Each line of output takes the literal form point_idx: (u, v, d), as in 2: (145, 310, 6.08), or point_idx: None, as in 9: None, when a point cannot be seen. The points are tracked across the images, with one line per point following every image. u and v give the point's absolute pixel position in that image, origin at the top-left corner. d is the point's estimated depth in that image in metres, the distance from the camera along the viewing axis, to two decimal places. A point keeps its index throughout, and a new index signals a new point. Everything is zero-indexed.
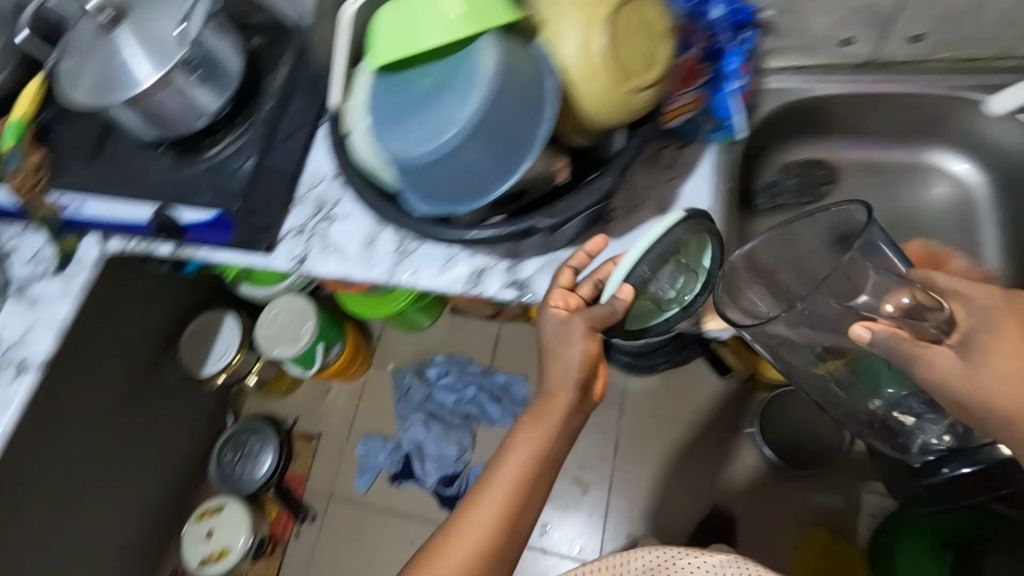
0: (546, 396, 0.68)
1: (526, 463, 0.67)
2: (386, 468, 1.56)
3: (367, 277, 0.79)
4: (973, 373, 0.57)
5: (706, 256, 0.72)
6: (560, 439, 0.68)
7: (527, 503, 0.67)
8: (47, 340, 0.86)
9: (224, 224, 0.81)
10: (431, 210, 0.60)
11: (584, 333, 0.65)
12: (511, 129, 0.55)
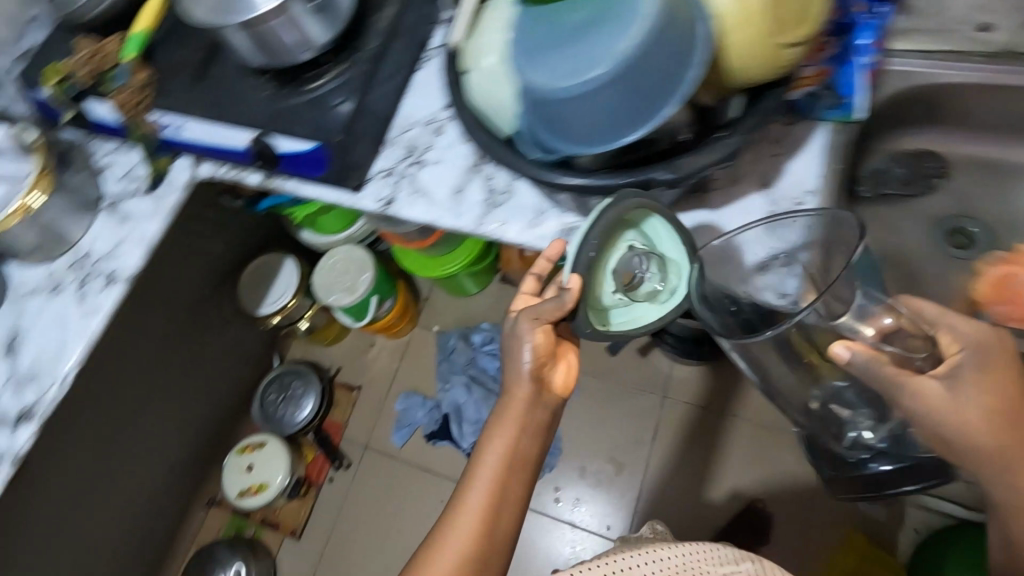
0: (508, 396, 0.70)
1: (497, 468, 0.68)
2: (423, 426, 1.58)
3: (454, 225, 0.79)
4: (955, 404, 0.64)
5: (676, 242, 0.65)
6: (529, 435, 0.70)
7: (508, 507, 0.69)
8: (135, 255, 0.89)
9: (320, 160, 0.82)
10: (556, 146, 0.60)
11: (531, 328, 0.68)
12: (658, 73, 0.55)
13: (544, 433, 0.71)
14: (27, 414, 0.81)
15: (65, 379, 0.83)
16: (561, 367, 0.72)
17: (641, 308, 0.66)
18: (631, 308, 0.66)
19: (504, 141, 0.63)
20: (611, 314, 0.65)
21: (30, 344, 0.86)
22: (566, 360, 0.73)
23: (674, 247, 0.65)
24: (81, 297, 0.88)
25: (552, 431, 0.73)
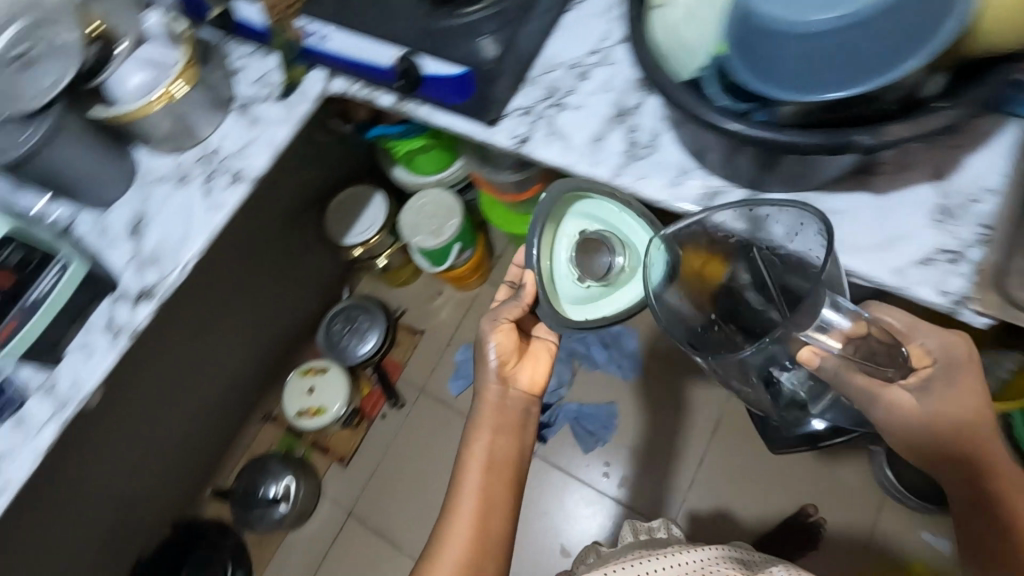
0: (482, 400, 0.86)
1: (477, 466, 0.81)
2: None
3: (590, 171, 0.77)
4: (923, 413, 0.67)
5: (620, 218, 0.78)
6: (503, 432, 0.84)
7: (495, 504, 0.80)
8: (262, 157, 0.90)
9: (464, 87, 0.82)
10: (758, 86, 0.56)
11: (493, 329, 0.86)
12: (913, 21, 0.50)
13: (519, 431, 0.85)
14: (149, 294, 0.84)
15: (187, 266, 0.86)
16: (531, 368, 0.88)
17: (607, 288, 0.78)
18: (597, 291, 0.78)
19: (684, 81, 0.61)
20: (580, 300, 0.78)
21: (155, 228, 0.89)
22: (535, 364, 0.88)
23: (618, 226, 0.78)
24: (207, 191, 0.90)
25: (527, 429, 0.86)
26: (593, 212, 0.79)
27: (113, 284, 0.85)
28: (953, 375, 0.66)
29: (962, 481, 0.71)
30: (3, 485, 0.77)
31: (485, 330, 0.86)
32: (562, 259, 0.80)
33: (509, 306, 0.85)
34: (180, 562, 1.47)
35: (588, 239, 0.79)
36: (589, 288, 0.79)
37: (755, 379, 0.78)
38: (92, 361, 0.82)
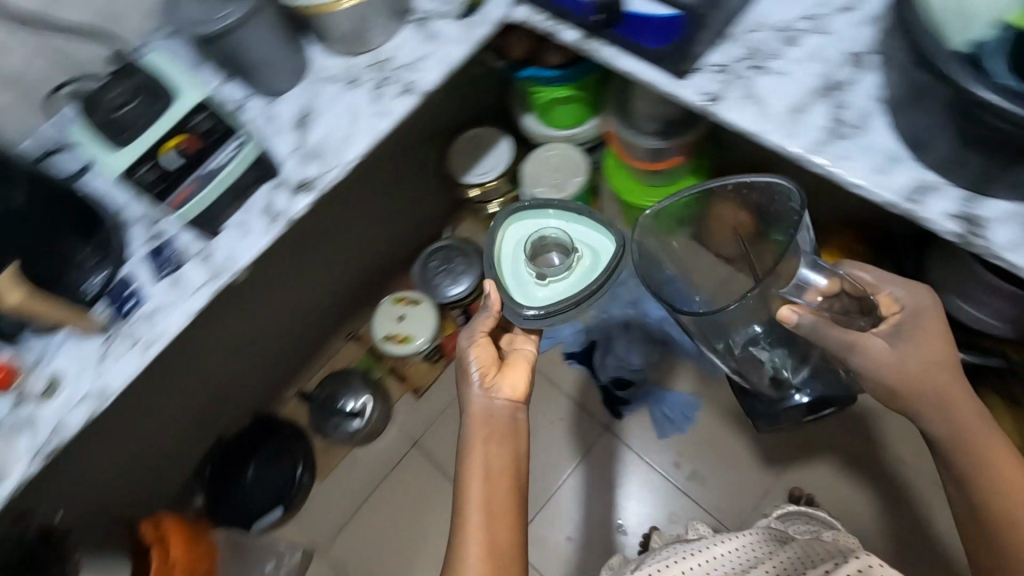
0: (470, 415, 0.90)
1: (477, 474, 0.83)
2: (565, 343, 1.55)
3: (784, 142, 0.72)
4: (897, 359, 0.76)
5: (564, 223, 0.96)
6: (495, 443, 0.87)
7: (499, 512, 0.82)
8: (435, 73, 0.90)
9: (663, 34, 0.77)
10: None
11: (472, 345, 0.94)
12: None
13: (511, 440, 0.88)
14: (309, 186, 0.86)
15: (348, 167, 0.87)
16: (515, 376, 0.93)
17: (568, 275, 0.91)
18: (561, 280, 0.91)
19: (954, 59, 0.58)
20: (551, 293, 0.91)
21: (321, 125, 0.91)
22: (515, 377, 0.93)
23: (554, 230, 0.96)
24: (376, 97, 0.90)
25: (519, 438, 0.90)
26: (530, 228, 0.97)
27: (276, 170, 0.87)
28: (913, 318, 0.77)
29: (933, 417, 0.78)
30: (156, 336, 0.81)
31: (467, 350, 0.94)
32: (524, 266, 0.94)
33: (484, 318, 0.94)
34: (249, 454, 1.54)
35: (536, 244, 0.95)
36: (552, 283, 0.91)
37: (739, 349, 0.97)
38: (248, 239, 0.84)
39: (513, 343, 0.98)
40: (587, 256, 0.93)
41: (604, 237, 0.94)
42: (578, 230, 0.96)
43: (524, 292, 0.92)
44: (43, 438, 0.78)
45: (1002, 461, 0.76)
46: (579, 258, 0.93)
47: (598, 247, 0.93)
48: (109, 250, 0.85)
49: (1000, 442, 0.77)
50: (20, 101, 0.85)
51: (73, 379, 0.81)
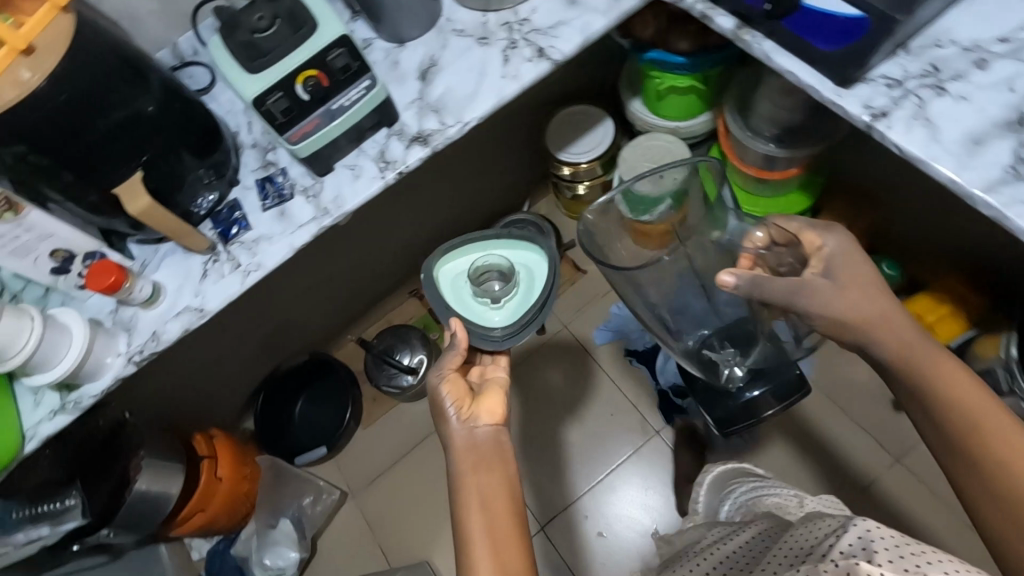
0: (453, 451, 0.79)
1: (474, 507, 0.73)
2: (630, 340, 1.53)
3: (953, 174, 0.66)
4: (837, 290, 0.74)
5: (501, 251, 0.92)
6: (480, 465, 0.77)
7: (500, 534, 0.70)
8: (571, 43, 0.86)
9: (838, 36, 0.71)
10: None
11: (443, 380, 0.83)
12: None
13: (503, 463, 0.78)
14: (426, 140, 0.84)
15: (467, 126, 0.84)
16: (493, 399, 0.82)
17: (516, 291, 0.88)
18: (515, 298, 0.88)
19: None
20: (508, 312, 0.87)
21: (445, 78, 0.88)
22: (492, 403, 0.82)
23: (485, 260, 0.91)
24: (506, 58, 0.87)
25: (510, 460, 0.79)
26: (461, 264, 0.92)
27: (395, 117, 0.85)
28: (838, 247, 0.77)
29: (881, 340, 0.73)
30: (255, 265, 0.82)
31: (437, 384, 0.83)
32: (474, 298, 0.89)
33: (451, 356, 0.84)
34: (302, 387, 1.57)
35: (476, 277, 0.90)
36: (508, 303, 0.88)
37: (697, 351, 1.07)
38: (359, 184, 0.84)
39: (484, 373, 0.88)
40: (523, 272, 0.90)
41: (531, 251, 0.92)
42: (505, 251, 0.92)
43: (487, 321, 0.88)
44: (138, 344, 0.80)
45: (955, 380, 0.68)
46: (519, 277, 0.90)
47: (528, 261, 0.91)
48: (224, 173, 0.86)
49: (952, 361, 0.70)
50: (160, 10, 0.84)
51: (173, 292, 0.82)
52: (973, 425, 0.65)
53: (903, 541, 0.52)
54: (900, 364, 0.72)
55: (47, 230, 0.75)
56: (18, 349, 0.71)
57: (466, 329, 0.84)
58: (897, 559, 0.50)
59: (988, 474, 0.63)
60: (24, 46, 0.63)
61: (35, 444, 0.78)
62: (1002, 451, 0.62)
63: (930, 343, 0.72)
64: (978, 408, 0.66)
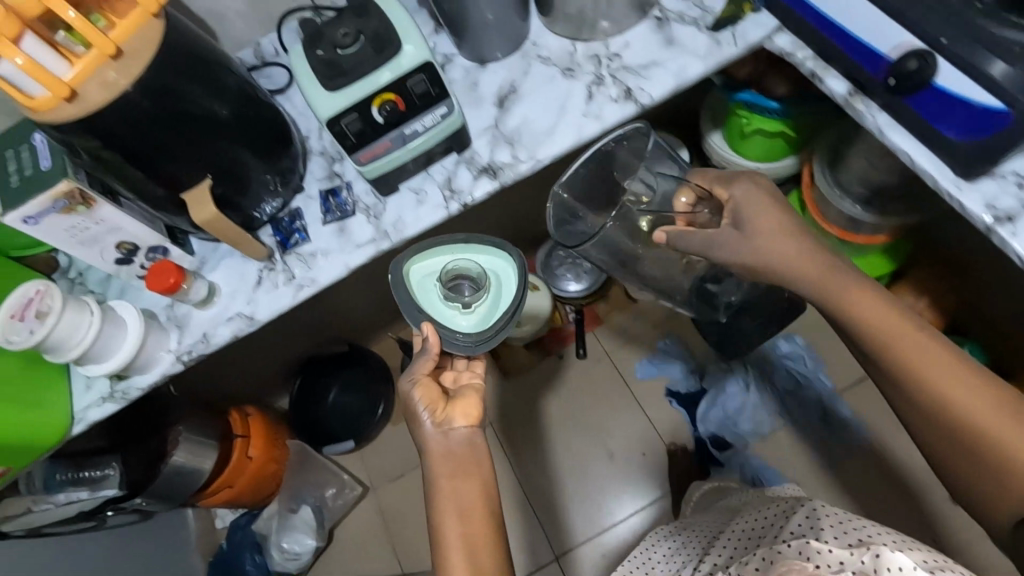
0: (428, 457, 0.76)
1: (450, 509, 0.71)
2: (671, 379, 1.49)
3: None
4: (753, 241, 0.73)
5: (480, 254, 0.78)
6: (454, 468, 0.74)
7: (469, 541, 0.69)
8: (662, 88, 0.80)
9: (972, 126, 0.63)
10: None
11: (418, 381, 0.78)
12: None
13: (479, 467, 0.75)
14: (495, 173, 0.81)
15: (539, 163, 0.81)
16: (470, 402, 0.78)
17: (486, 297, 0.76)
18: (484, 306, 0.76)
19: None
20: (479, 318, 0.76)
21: (523, 106, 0.84)
22: (467, 405, 0.78)
23: (452, 264, 0.78)
24: (590, 95, 0.82)
25: (488, 464, 0.76)
26: (428, 267, 0.78)
27: (467, 143, 0.82)
28: (744, 196, 0.75)
29: (808, 286, 0.72)
30: (310, 280, 0.81)
31: (410, 389, 0.79)
32: (442, 301, 0.77)
33: (423, 360, 0.78)
34: (334, 375, 1.55)
35: (444, 280, 0.77)
36: (476, 309, 0.76)
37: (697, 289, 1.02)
38: (423, 209, 0.82)
39: (458, 378, 0.81)
40: (495, 279, 0.78)
41: (505, 257, 0.78)
42: (476, 255, 0.78)
43: (455, 328, 0.76)
44: (189, 344, 0.80)
45: (896, 328, 0.67)
46: (489, 283, 0.77)
47: (500, 269, 0.78)
48: (291, 180, 0.84)
49: (869, 284, 0.70)
50: (247, 10, 0.83)
51: (228, 294, 0.83)
52: (901, 358, 0.65)
53: (845, 519, 0.66)
54: (830, 309, 0.71)
55: (116, 224, 0.76)
56: (75, 344, 0.70)
57: (439, 333, 0.76)
58: (844, 535, 0.63)
59: (923, 404, 0.65)
60: (114, 49, 0.61)
61: (82, 427, 0.80)
62: (960, 411, 0.62)
63: (847, 272, 0.71)
64: (902, 338, 0.66)
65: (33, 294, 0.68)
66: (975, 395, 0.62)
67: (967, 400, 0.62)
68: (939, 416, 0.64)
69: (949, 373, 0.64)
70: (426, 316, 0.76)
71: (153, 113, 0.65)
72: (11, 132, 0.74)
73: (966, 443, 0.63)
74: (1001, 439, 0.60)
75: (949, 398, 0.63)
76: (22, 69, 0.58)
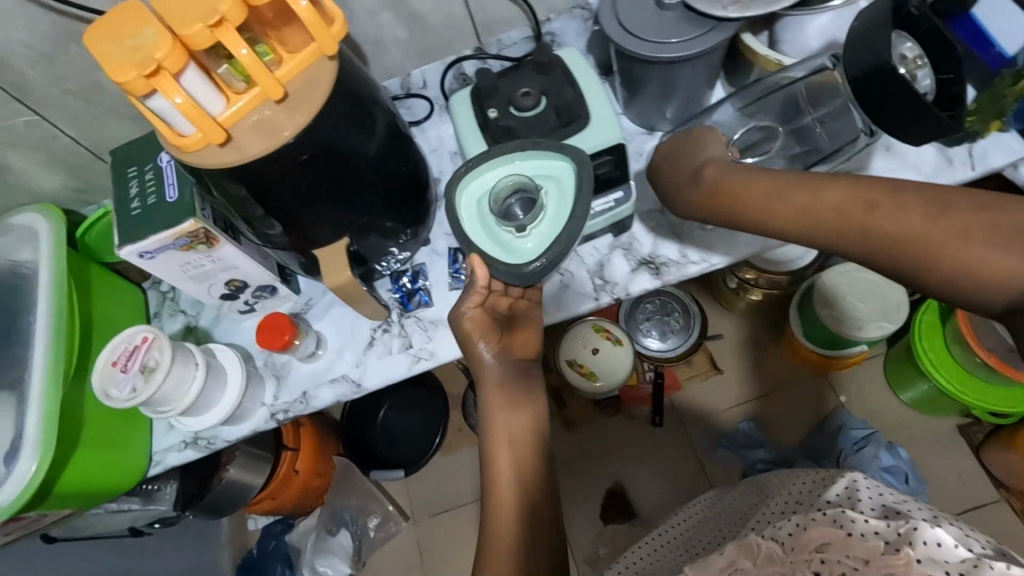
0: (483, 387, 0.65)
1: (501, 436, 0.63)
2: (750, 466, 1.36)
3: None
4: (672, 179, 0.64)
5: (538, 166, 0.61)
6: (507, 390, 0.65)
7: (510, 460, 0.63)
8: None
9: None
10: None
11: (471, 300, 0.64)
12: None
13: (531, 398, 0.65)
14: (658, 270, 0.70)
15: (710, 267, 0.70)
16: (530, 334, 0.67)
17: (544, 210, 0.60)
18: (543, 227, 0.60)
19: None
20: (545, 239, 0.60)
21: None
22: (527, 334, 0.67)
23: (496, 182, 0.62)
24: None
25: None
26: (470, 193, 0.62)
27: (627, 228, 0.71)
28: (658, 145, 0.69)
29: (691, 199, 0.61)
30: (429, 353, 0.72)
31: (458, 325, 0.64)
32: (492, 231, 0.61)
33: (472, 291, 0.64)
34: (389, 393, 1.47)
35: (495, 202, 0.61)
36: (536, 231, 0.60)
37: None
38: (570, 295, 0.71)
39: (514, 304, 0.67)
40: (551, 186, 0.61)
41: (559, 160, 0.60)
42: (531, 168, 0.61)
43: (519, 260, 0.60)
44: (286, 403, 0.72)
45: (813, 211, 0.52)
46: (546, 196, 0.61)
47: (557, 174, 0.60)
48: (418, 233, 0.73)
49: (738, 170, 0.59)
50: (407, 40, 0.74)
51: (336, 349, 0.74)
52: (805, 219, 0.53)
53: (888, 492, 0.51)
54: (718, 213, 0.59)
55: (232, 263, 0.68)
56: (177, 400, 0.62)
57: (489, 265, 0.60)
58: (881, 507, 0.50)
59: (876, 252, 0.49)
60: (279, 92, 0.52)
61: (159, 470, 0.73)
62: (926, 246, 0.46)
63: (716, 166, 0.60)
64: (794, 211, 0.53)
65: (141, 344, 0.60)
66: (914, 214, 0.48)
67: (908, 220, 0.48)
68: (885, 253, 0.49)
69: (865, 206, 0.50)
70: (475, 247, 0.60)
71: (307, 167, 0.55)
72: (138, 147, 0.66)
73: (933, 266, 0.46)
74: (968, 248, 0.45)
75: (891, 232, 0.48)
76: (178, 108, 0.49)
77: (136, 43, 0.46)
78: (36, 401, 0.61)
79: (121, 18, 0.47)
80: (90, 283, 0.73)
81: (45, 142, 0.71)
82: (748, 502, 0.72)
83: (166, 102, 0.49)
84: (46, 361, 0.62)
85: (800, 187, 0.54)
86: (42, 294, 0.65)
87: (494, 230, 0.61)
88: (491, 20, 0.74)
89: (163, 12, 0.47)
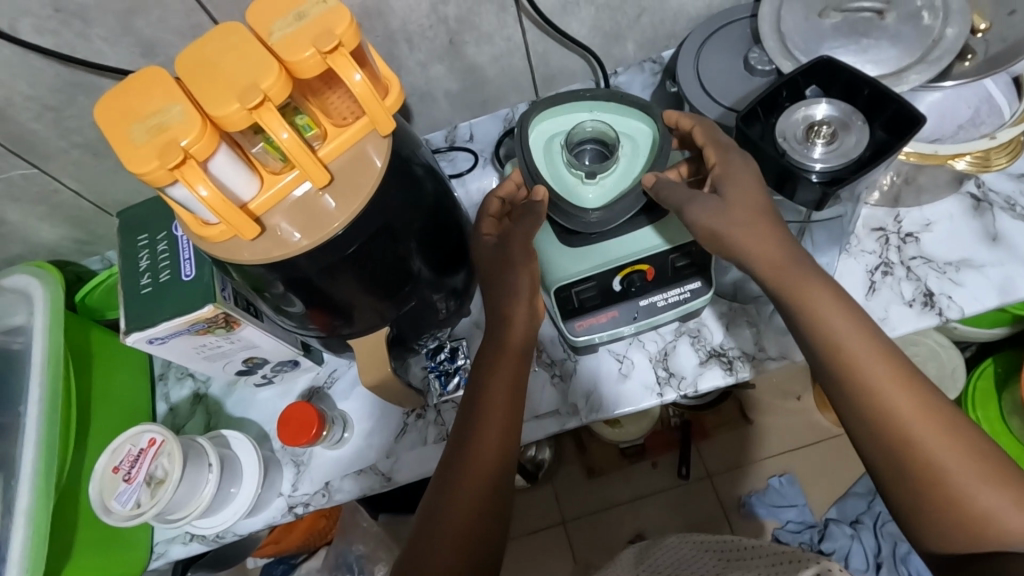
0: (487, 377, 0.54)
1: (488, 432, 0.52)
2: (780, 523, 1.21)
3: None
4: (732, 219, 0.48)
5: (617, 119, 0.59)
6: (509, 395, 0.53)
7: (474, 464, 0.51)
8: (986, 297, 0.60)
9: None
10: None
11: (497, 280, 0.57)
12: None
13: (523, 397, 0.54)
14: (730, 364, 0.63)
15: (791, 365, 0.62)
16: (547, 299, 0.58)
17: (615, 165, 0.57)
18: (613, 179, 0.57)
19: None
20: (608, 195, 0.57)
21: None
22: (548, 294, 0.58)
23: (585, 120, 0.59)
24: (873, 284, 0.63)
25: None
26: (552, 124, 0.59)
27: (697, 314, 0.64)
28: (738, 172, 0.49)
29: (757, 236, 0.47)
30: None
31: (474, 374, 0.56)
32: (560, 173, 0.58)
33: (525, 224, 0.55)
34: None
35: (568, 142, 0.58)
36: (604, 183, 0.57)
37: None
38: (627, 383, 0.64)
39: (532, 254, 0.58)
40: (629, 143, 0.58)
41: (640, 118, 0.58)
42: (611, 119, 0.59)
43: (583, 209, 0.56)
44: (306, 496, 0.65)
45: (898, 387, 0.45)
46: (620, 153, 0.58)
47: (634, 131, 0.58)
48: (460, 306, 0.64)
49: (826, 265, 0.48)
50: (458, 91, 0.67)
51: (365, 434, 0.67)
52: (855, 358, 0.46)
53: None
54: (782, 281, 0.47)
55: (252, 342, 0.59)
56: (190, 507, 0.57)
57: (553, 204, 0.56)
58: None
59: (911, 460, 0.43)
60: (324, 177, 0.44)
61: (161, 564, 0.65)
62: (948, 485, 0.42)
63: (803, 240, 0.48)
64: (867, 352, 0.45)
65: (149, 449, 0.55)
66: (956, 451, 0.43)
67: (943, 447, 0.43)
68: (901, 458, 0.44)
69: (919, 400, 0.44)
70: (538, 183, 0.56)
71: (349, 258, 0.47)
72: (150, 212, 0.58)
73: (920, 490, 0.43)
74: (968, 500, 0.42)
75: (909, 422, 0.44)
76: (204, 201, 0.40)
77: (158, 125, 0.39)
78: (23, 515, 0.53)
79: (140, 93, 0.40)
80: (89, 350, 0.65)
81: (45, 196, 0.65)
82: (736, 556, 0.60)
83: (190, 194, 0.41)
84: (38, 462, 0.55)
85: (880, 338, 0.46)
86: (34, 376, 0.57)
87: (560, 173, 0.57)
88: (552, 73, 0.68)
89: (191, 86, 0.40)
